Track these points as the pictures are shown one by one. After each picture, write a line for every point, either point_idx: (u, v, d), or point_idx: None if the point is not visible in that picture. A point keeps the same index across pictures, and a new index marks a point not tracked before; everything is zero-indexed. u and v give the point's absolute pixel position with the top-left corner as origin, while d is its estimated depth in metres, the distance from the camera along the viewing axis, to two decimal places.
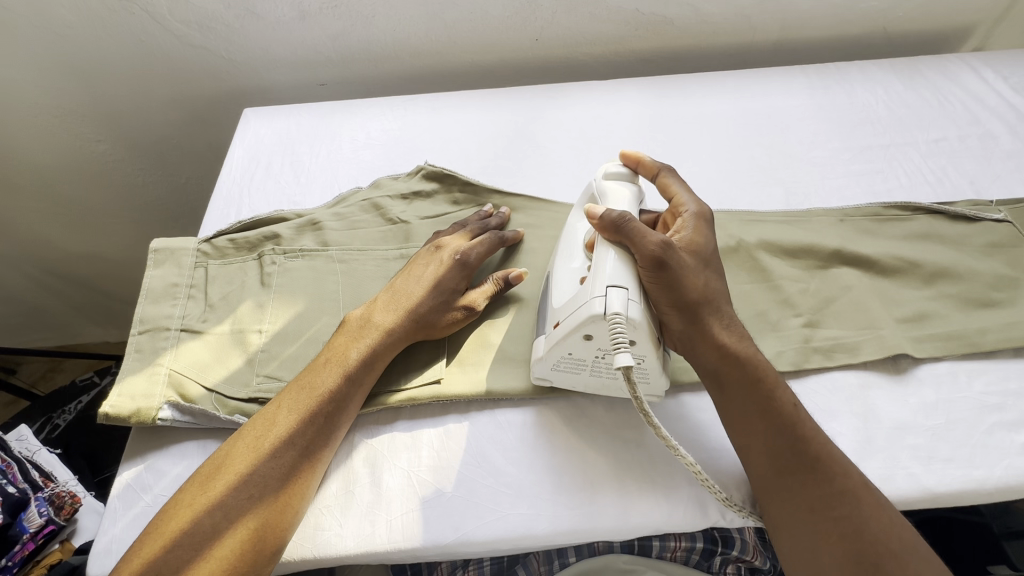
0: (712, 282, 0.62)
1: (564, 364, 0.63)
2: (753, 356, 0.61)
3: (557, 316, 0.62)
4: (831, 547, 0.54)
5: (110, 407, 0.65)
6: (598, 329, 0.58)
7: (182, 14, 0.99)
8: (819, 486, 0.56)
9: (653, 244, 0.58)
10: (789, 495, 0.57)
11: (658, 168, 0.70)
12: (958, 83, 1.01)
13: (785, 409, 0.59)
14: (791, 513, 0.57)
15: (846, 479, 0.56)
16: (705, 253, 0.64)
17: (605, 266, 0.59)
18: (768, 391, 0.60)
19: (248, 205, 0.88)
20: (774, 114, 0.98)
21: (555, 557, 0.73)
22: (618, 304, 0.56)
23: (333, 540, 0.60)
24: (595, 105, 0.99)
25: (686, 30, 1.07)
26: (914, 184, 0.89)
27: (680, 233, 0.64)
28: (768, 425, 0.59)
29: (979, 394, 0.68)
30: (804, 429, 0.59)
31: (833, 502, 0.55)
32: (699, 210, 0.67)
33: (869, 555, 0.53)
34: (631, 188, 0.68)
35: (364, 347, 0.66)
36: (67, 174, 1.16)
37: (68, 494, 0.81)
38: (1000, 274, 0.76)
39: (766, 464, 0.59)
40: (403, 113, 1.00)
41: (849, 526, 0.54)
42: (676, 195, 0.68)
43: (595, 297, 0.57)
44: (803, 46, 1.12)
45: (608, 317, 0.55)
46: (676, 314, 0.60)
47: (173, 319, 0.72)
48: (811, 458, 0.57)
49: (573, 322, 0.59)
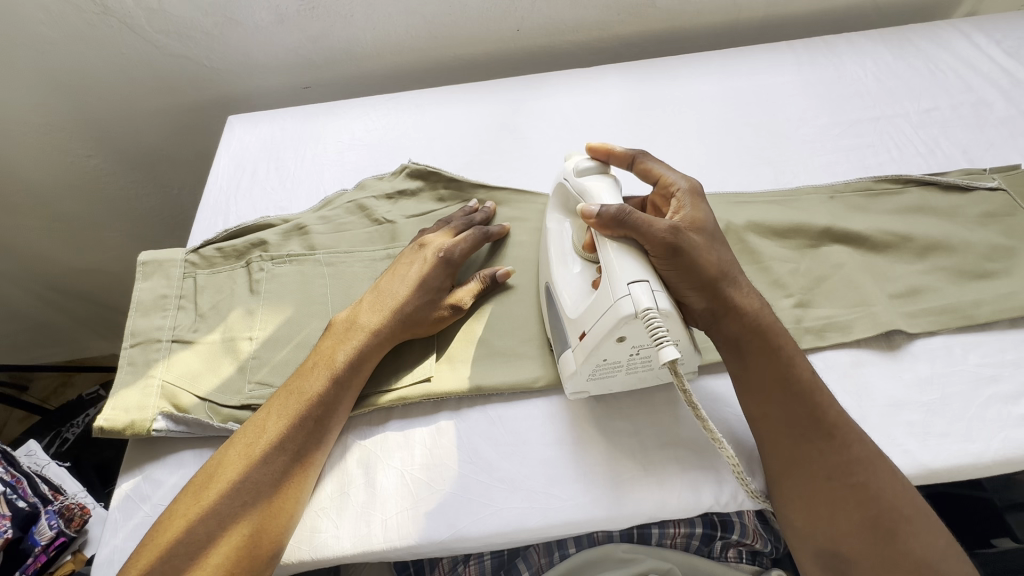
0: (724, 256, 0.62)
1: (599, 371, 0.62)
2: (772, 326, 0.61)
3: (580, 326, 0.61)
4: (847, 515, 0.54)
5: (105, 420, 0.66)
6: (632, 330, 0.56)
7: (161, 24, 0.99)
8: (836, 454, 0.56)
9: (661, 231, 0.58)
10: (806, 467, 0.57)
11: (632, 154, 0.69)
12: (949, 49, 0.99)
13: (804, 378, 0.59)
14: (807, 485, 0.56)
15: (861, 447, 0.57)
16: (710, 229, 0.63)
17: (614, 266, 0.58)
18: (785, 362, 0.59)
19: (235, 213, 0.88)
20: (761, 91, 0.97)
21: (555, 549, 0.73)
22: (646, 299, 0.55)
23: (329, 541, 0.61)
24: (578, 92, 0.99)
25: (669, 12, 1.05)
26: (905, 156, 0.88)
27: (679, 214, 0.63)
28: (786, 396, 0.58)
29: (975, 366, 0.67)
30: (821, 398, 0.58)
31: (852, 469, 0.56)
32: (691, 186, 0.66)
33: (886, 519, 0.54)
34: (606, 179, 0.66)
35: (350, 348, 0.66)
36: (60, 190, 1.17)
37: (78, 506, 0.82)
38: (995, 244, 0.75)
39: (782, 436, 0.58)
40: (386, 112, 0.99)
41: (866, 494, 0.55)
42: (662, 175, 0.67)
43: (620, 298, 0.56)
44: (789, 21, 1.10)
45: (642, 315, 0.54)
46: (693, 294, 0.60)
47: (164, 330, 0.73)
48: (828, 426, 0.57)
49: (603, 329, 0.57)
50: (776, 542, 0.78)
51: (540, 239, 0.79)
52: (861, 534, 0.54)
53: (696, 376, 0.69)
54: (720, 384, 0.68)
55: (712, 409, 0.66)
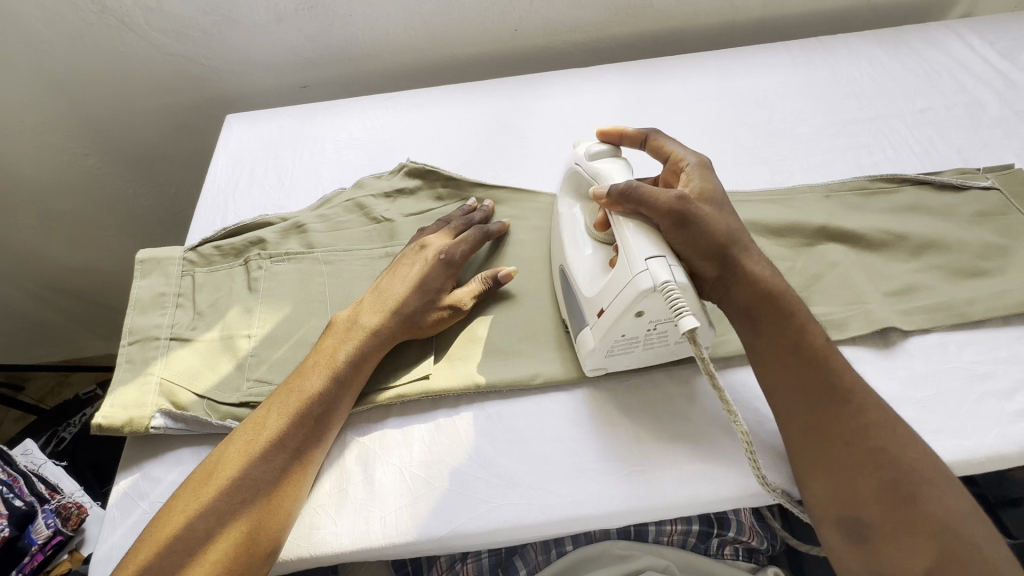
0: (732, 225, 0.63)
1: (617, 347, 0.62)
2: (782, 292, 0.62)
3: (597, 304, 0.61)
4: (865, 479, 0.54)
5: (103, 418, 0.66)
6: (650, 304, 0.57)
7: (159, 23, 1.00)
8: (851, 418, 0.57)
9: (668, 201, 0.59)
10: (822, 429, 0.57)
11: (644, 133, 0.71)
12: (943, 50, 1.00)
13: (816, 345, 0.60)
14: (823, 449, 0.57)
15: (879, 410, 0.57)
16: (718, 199, 0.64)
17: (630, 244, 0.58)
18: (795, 327, 0.61)
19: (234, 211, 0.88)
20: (757, 91, 0.97)
21: (553, 546, 0.73)
22: (665, 273, 0.55)
23: (328, 538, 0.61)
24: (575, 92, 0.99)
25: (666, 13, 1.06)
26: (900, 156, 0.88)
27: (688, 185, 0.64)
28: (799, 362, 0.60)
29: (969, 363, 0.68)
30: (835, 363, 0.59)
31: (866, 432, 0.56)
32: (700, 159, 0.67)
33: (906, 483, 0.53)
34: (617, 161, 0.67)
35: (352, 348, 0.66)
36: (56, 189, 1.17)
37: (74, 505, 0.81)
38: (989, 243, 0.75)
39: (796, 400, 0.59)
40: (384, 112, 0.99)
41: (883, 457, 0.55)
42: (673, 152, 0.68)
43: (638, 273, 0.56)
44: (785, 22, 1.10)
45: (661, 289, 0.55)
46: (704, 264, 0.61)
47: (162, 328, 0.73)
48: (841, 390, 0.58)
49: (621, 305, 0.58)
50: (771, 540, 0.79)
51: (538, 238, 0.80)
52: (880, 497, 0.53)
53: (695, 373, 0.69)
54: (717, 381, 0.68)
55: (709, 405, 0.67)
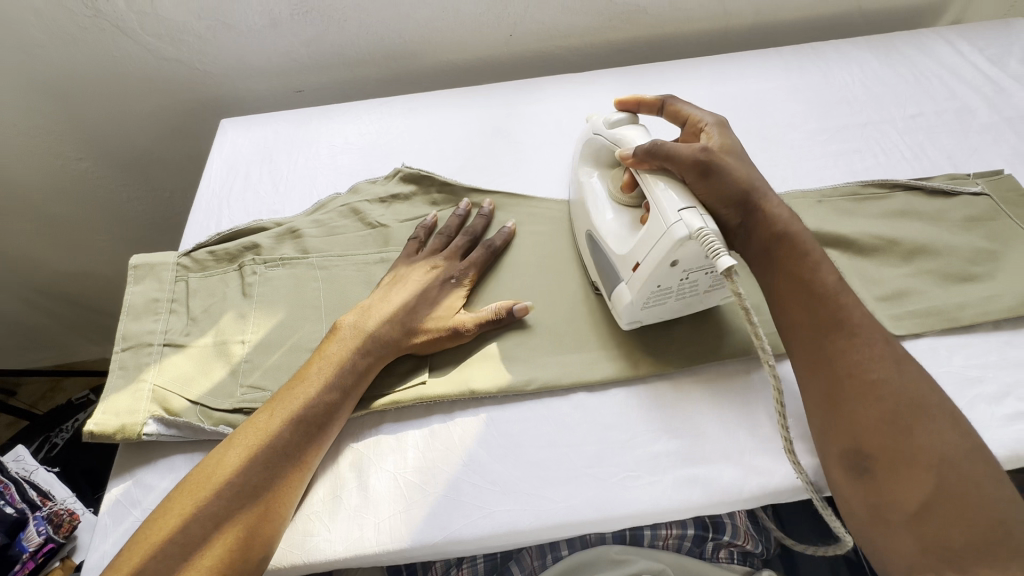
0: (752, 174, 0.67)
1: (652, 299, 0.64)
2: (800, 236, 0.64)
3: (631, 259, 0.64)
4: (868, 413, 0.55)
5: (95, 424, 0.65)
6: (685, 253, 0.59)
7: (153, 27, 0.99)
8: (858, 350, 0.58)
9: (691, 153, 0.64)
10: (829, 363, 0.58)
11: (662, 99, 0.74)
12: (933, 57, 1.01)
13: (828, 283, 0.62)
14: (830, 382, 0.58)
15: (885, 345, 0.58)
16: (738, 152, 0.68)
17: (661, 200, 0.61)
18: (809, 266, 0.63)
19: (228, 216, 0.88)
20: (750, 96, 0.98)
21: (548, 551, 0.73)
22: (698, 221, 0.58)
23: (322, 545, 0.61)
24: (570, 97, 0.99)
25: (660, 19, 1.07)
26: (892, 161, 0.89)
27: (710, 141, 0.69)
28: (810, 297, 0.61)
29: (959, 367, 0.68)
30: (845, 298, 0.61)
31: (871, 365, 0.57)
32: (718, 120, 0.71)
33: (905, 414, 0.54)
34: (639, 128, 0.71)
35: (355, 356, 0.66)
36: (48, 193, 1.16)
37: (67, 511, 0.81)
38: (979, 248, 0.76)
39: (805, 335, 0.61)
40: (379, 117, 1.00)
41: (885, 389, 0.55)
42: (691, 114, 0.73)
43: (673, 224, 0.59)
44: (777, 28, 1.11)
45: (696, 235, 0.57)
46: (726, 210, 0.65)
47: (156, 334, 0.73)
48: (848, 324, 0.59)
49: (655, 256, 0.60)
50: (766, 543, 0.79)
51: (532, 243, 0.80)
52: (879, 426, 0.54)
53: (689, 377, 0.69)
54: (711, 386, 0.69)
55: (704, 410, 0.67)
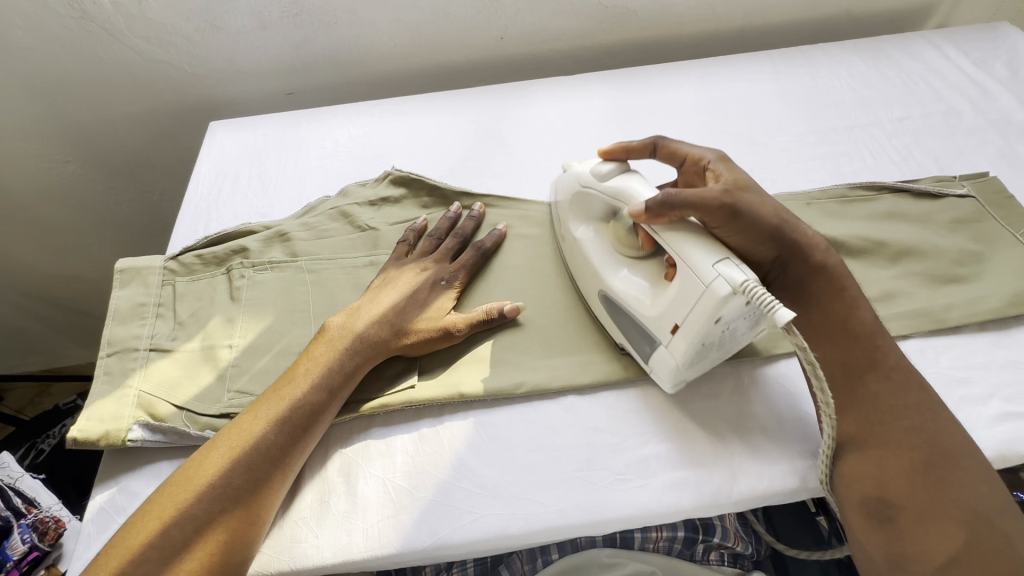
0: (777, 205, 0.66)
1: (698, 359, 0.61)
2: (835, 269, 0.66)
3: (670, 321, 0.60)
4: (899, 459, 0.56)
5: (79, 431, 0.65)
6: (731, 310, 0.56)
7: (141, 29, 0.99)
8: (892, 395, 0.60)
9: (714, 195, 0.61)
10: (861, 402, 0.60)
11: (651, 142, 0.72)
12: (920, 60, 1.02)
13: (864, 326, 0.63)
14: (861, 424, 0.59)
15: (920, 393, 0.60)
16: (752, 183, 0.67)
17: (688, 254, 0.58)
18: (845, 305, 0.64)
19: (216, 219, 0.87)
20: (740, 99, 0.98)
21: (539, 555, 0.73)
22: (738, 273, 0.55)
23: (310, 551, 0.60)
24: (560, 100, 1.00)
25: (650, 22, 1.07)
26: (880, 163, 0.90)
27: (721, 180, 0.67)
28: (846, 338, 0.63)
29: (946, 368, 0.69)
30: (880, 343, 0.63)
31: (905, 413, 0.58)
32: (717, 155, 0.70)
33: (936, 465, 0.55)
34: (633, 175, 0.68)
35: (345, 359, 0.66)
36: (35, 196, 1.15)
37: (51, 519, 0.79)
38: (965, 249, 0.77)
39: (838, 375, 0.62)
40: (369, 119, 0.99)
41: (919, 438, 0.57)
42: (689, 153, 0.71)
43: (713, 282, 0.56)
44: (766, 32, 1.12)
45: (743, 290, 0.54)
46: (759, 248, 0.64)
47: (142, 338, 0.72)
48: (884, 368, 0.61)
49: (701, 317, 0.57)
50: (757, 544, 0.79)
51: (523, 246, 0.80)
52: (907, 473, 0.55)
53: None
54: (700, 389, 0.69)
55: (694, 413, 0.67)
